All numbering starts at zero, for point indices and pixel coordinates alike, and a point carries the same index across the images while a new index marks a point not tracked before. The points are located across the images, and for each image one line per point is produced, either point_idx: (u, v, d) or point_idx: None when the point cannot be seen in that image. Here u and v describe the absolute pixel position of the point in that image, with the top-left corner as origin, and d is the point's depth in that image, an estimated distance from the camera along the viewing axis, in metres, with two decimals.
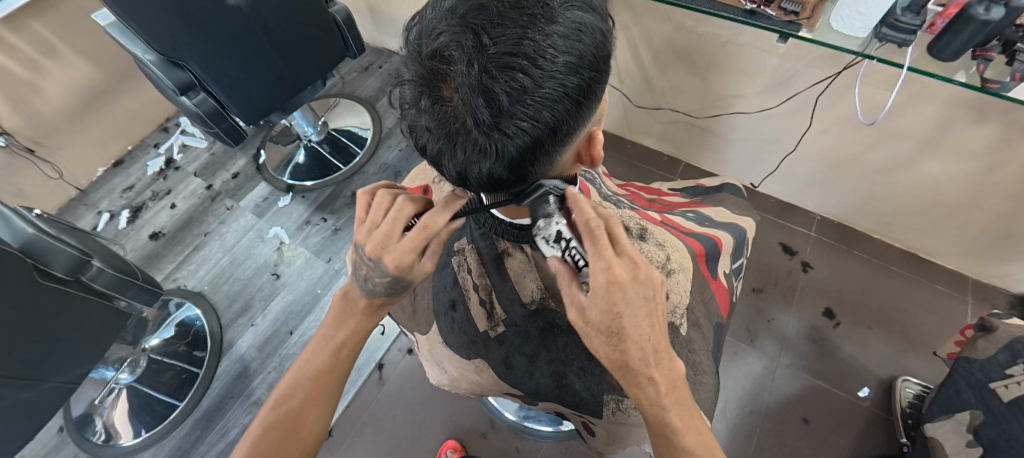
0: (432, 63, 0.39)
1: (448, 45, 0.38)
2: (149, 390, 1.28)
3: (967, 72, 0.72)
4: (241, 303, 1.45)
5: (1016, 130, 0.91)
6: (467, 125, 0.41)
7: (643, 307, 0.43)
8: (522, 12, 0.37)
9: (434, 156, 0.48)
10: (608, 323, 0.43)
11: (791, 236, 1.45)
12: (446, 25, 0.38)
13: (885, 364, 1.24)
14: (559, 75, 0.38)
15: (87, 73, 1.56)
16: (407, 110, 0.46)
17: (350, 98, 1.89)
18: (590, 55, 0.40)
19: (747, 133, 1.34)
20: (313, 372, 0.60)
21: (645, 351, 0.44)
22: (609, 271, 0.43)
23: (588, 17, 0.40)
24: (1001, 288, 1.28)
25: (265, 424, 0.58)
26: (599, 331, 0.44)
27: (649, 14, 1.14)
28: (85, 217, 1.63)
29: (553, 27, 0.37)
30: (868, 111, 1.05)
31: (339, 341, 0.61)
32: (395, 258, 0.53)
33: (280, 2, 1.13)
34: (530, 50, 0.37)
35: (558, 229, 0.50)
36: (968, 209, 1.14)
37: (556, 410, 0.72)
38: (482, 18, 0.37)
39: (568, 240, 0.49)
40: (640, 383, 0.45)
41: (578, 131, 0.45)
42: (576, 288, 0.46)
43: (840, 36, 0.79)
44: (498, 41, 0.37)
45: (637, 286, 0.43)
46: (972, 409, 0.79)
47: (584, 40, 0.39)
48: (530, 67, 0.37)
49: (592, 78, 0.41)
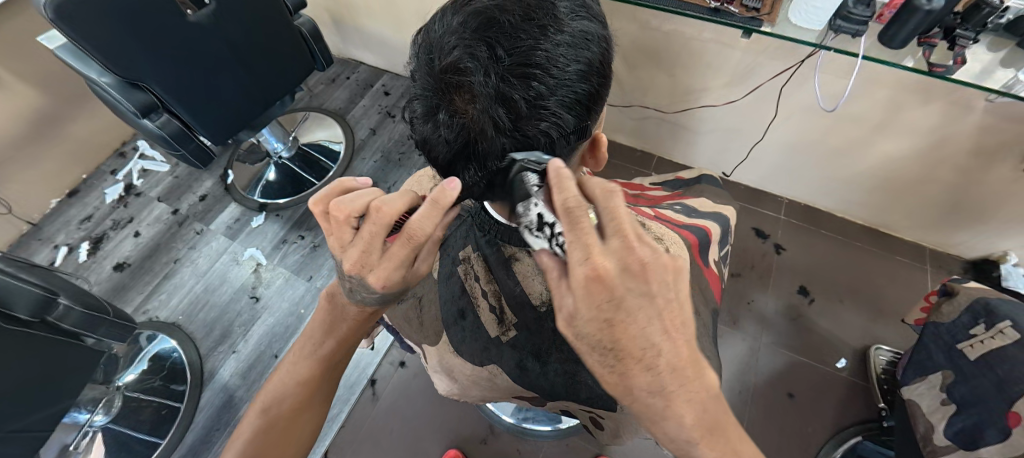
0: (445, 76, 0.40)
1: (462, 58, 0.39)
2: (127, 430, 1.21)
3: (914, 57, 0.78)
4: (221, 330, 1.39)
5: (958, 108, 0.99)
6: (486, 135, 0.41)
7: (650, 311, 0.36)
8: (533, 24, 0.39)
9: (447, 168, 0.48)
10: (598, 332, 0.36)
11: (763, 221, 1.51)
12: (457, 38, 0.39)
13: (858, 335, 1.31)
14: (571, 81, 0.40)
15: (34, 100, 1.47)
16: (417, 125, 0.46)
17: (319, 111, 1.85)
18: (597, 62, 0.42)
19: (716, 125, 1.39)
20: (302, 381, 0.60)
21: (648, 381, 0.36)
22: (589, 263, 0.35)
23: (592, 26, 0.42)
24: (956, 255, 1.38)
25: (255, 427, 0.59)
26: (590, 347, 0.37)
27: (617, 15, 1.17)
28: (40, 252, 1.52)
29: (561, 35, 0.39)
30: (827, 98, 1.11)
31: (326, 352, 0.60)
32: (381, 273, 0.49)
33: (242, 17, 1.09)
34: (544, 59, 0.38)
35: (537, 213, 0.39)
36: (922, 184, 1.23)
37: (564, 409, 0.73)
38: (494, 31, 0.39)
39: (551, 227, 0.39)
40: (654, 417, 0.38)
41: (587, 134, 0.47)
42: (563, 290, 0.38)
43: (797, 29, 0.84)
44: (513, 53, 0.38)
45: (625, 282, 0.35)
46: (944, 370, 0.85)
47: (591, 47, 0.41)
48: (544, 75, 0.39)
49: (599, 83, 0.43)
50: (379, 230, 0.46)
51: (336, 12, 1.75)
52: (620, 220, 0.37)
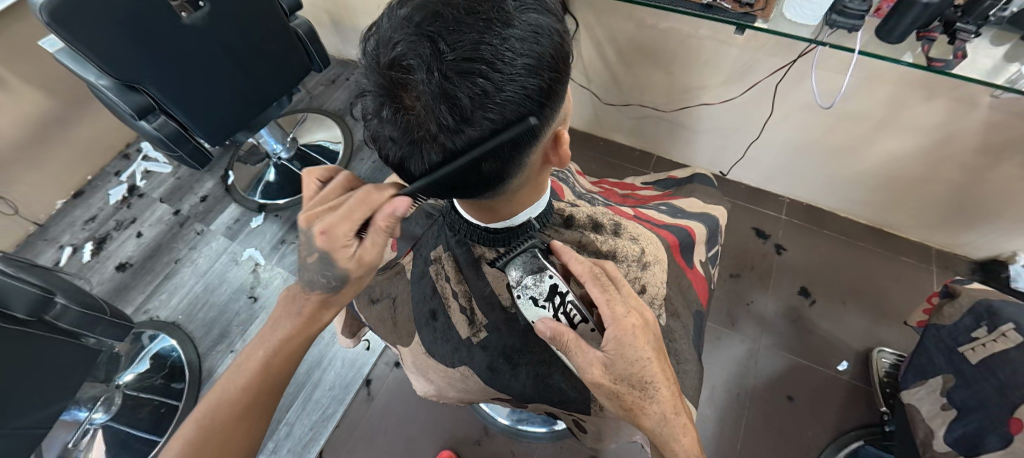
0: (391, 72, 0.39)
1: (405, 54, 0.38)
2: (126, 428, 1.22)
3: (914, 52, 0.76)
4: (219, 330, 1.40)
5: (962, 105, 0.96)
6: (432, 132, 0.41)
7: (657, 347, 0.51)
8: (478, 17, 0.38)
9: (402, 164, 0.48)
10: (636, 372, 0.49)
11: (763, 221, 1.49)
12: (401, 34, 0.39)
13: (861, 337, 1.28)
14: (519, 77, 0.39)
15: (40, 103, 1.49)
16: (370, 120, 0.46)
17: (318, 112, 1.86)
18: (549, 56, 0.41)
19: (714, 124, 1.37)
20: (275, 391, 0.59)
21: (663, 412, 0.50)
22: (631, 315, 0.50)
23: (543, 19, 0.41)
24: (962, 255, 1.35)
25: None
26: (630, 385, 0.49)
27: (612, 13, 1.16)
28: (45, 252, 1.55)
29: (508, 30, 0.38)
30: (824, 95, 1.09)
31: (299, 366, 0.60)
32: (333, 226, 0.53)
33: (238, 19, 1.10)
34: (488, 54, 0.37)
35: (552, 284, 0.54)
36: (925, 183, 1.20)
37: (546, 410, 0.72)
38: (437, 25, 0.38)
39: (563, 294, 0.53)
40: (677, 434, 0.52)
41: (544, 130, 0.46)
42: (590, 347, 0.49)
43: (792, 24, 0.82)
44: (456, 48, 0.37)
45: (647, 332, 0.50)
46: (944, 373, 0.83)
47: (541, 41, 0.40)
48: (489, 72, 0.38)
49: (552, 78, 0.42)
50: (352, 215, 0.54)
51: (335, 14, 1.76)
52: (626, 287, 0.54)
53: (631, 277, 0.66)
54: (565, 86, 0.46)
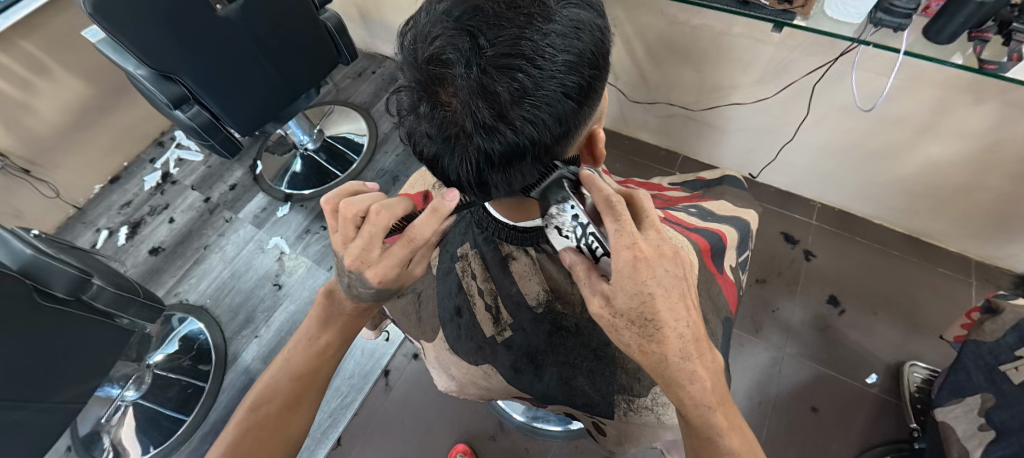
0: (429, 67, 0.39)
1: (444, 48, 0.38)
2: (155, 406, 1.27)
3: (963, 54, 0.72)
4: (244, 315, 1.44)
5: (1014, 110, 0.91)
6: (467, 129, 0.41)
7: (673, 285, 0.43)
8: (518, 12, 0.37)
9: (435, 160, 0.48)
10: (639, 308, 0.42)
11: (792, 226, 1.44)
12: (440, 28, 0.38)
13: (891, 350, 1.23)
14: (559, 74, 0.38)
15: (80, 91, 1.55)
16: (406, 116, 0.46)
17: (344, 104, 1.89)
18: (589, 52, 0.40)
19: (744, 124, 1.33)
20: (294, 373, 0.60)
21: (685, 344, 0.44)
22: (634, 247, 0.42)
23: (585, 14, 0.40)
24: (1005, 269, 1.28)
25: (243, 425, 0.58)
26: (630, 321, 0.44)
27: (643, 9, 1.14)
28: (84, 234, 1.62)
29: (550, 25, 0.38)
30: (864, 98, 1.05)
31: (323, 342, 0.61)
32: (379, 272, 0.52)
33: (269, 11, 1.12)
34: (528, 50, 0.37)
35: (575, 213, 0.46)
36: (969, 191, 1.14)
37: (566, 411, 0.72)
38: (477, 20, 0.37)
39: (586, 224, 0.46)
40: (685, 382, 0.45)
41: (580, 129, 0.45)
42: (597, 278, 0.45)
43: (834, 23, 0.79)
44: (495, 43, 0.37)
45: (663, 263, 0.43)
46: (983, 392, 0.79)
47: (582, 37, 0.39)
48: (529, 68, 0.37)
49: (593, 75, 0.41)
50: (378, 231, 0.49)
51: (363, 7, 1.78)
52: (651, 217, 0.46)
53: None
54: (604, 84, 0.45)
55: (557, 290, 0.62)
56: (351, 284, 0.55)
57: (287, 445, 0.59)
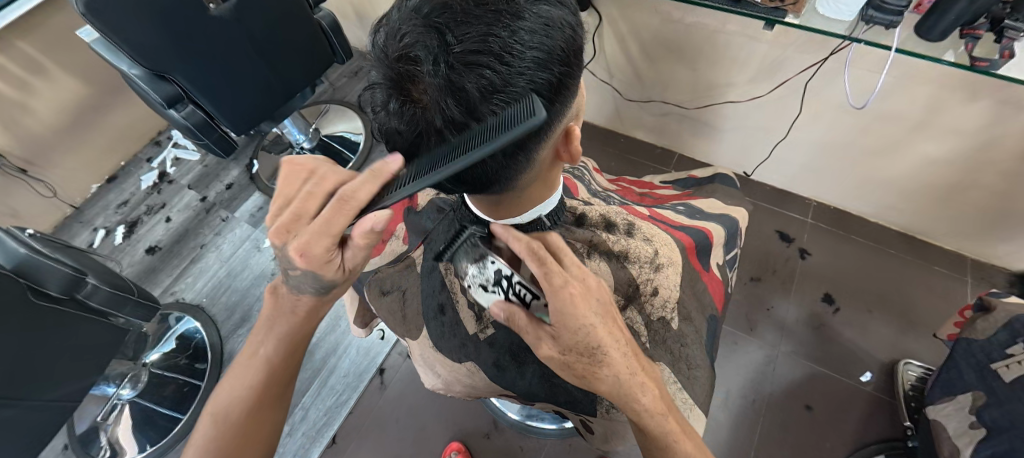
0: (400, 65, 0.39)
1: (413, 45, 0.38)
2: (151, 405, 1.27)
3: (955, 51, 0.72)
4: (240, 314, 1.45)
5: (1008, 107, 0.91)
6: (438, 126, 0.41)
7: (601, 313, 0.44)
8: (487, 9, 0.37)
9: (409, 157, 0.48)
10: (583, 341, 0.43)
11: (787, 224, 1.44)
12: (410, 25, 0.39)
13: (885, 349, 1.23)
14: (528, 70, 0.38)
15: (76, 91, 1.56)
16: (379, 113, 0.46)
17: (340, 103, 1.89)
18: (559, 49, 0.40)
19: (739, 122, 1.33)
20: (254, 377, 0.58)
21: (625, 359, 0.45)
22: (565, 284, 0.42)
23: (555, 10, 0.40)
24: (1000, 267, 1.28)
25: (209, 434, 0.56)
26: (575, 355, 0.44)
27: (636, 7, 1.13)
28: (81, 234, 1.63)
29: (519, 22, 0.38)
30: (857, 95, 1.05)
31: (276, 341, 0.59)
32: (302, 243, 0.44)
33: (262, 10, 1.12)
34: (497, 46, 0.37)
35: (495, 269, 0.49)
36: (963, 189, 1.14)
37: (554, 409, 0.72)
38: (446, 17, 0.37)
39: (507, 277, 0.47)
40: (636, 392, 0.46)
41: (554, 126, 0.46)
42: (538, 324, 0.45)
43: (825, 21, 0.79)
44: (463, 39, 0.37)
45: (593, 297, 0.44)
46: (974, 390, 0.79)
47: (552, 34, 0.39)
48: (497, 64, 0.37)
49: (564, 71, 0.41)
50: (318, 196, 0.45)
51: (359, 6, 1.78)
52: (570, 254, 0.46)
53: (644, 278, 0.65)
54: (578, 81, 0.45)
55: None
56: (290, 270, 0.50)
57: (265, 443, 0.59)
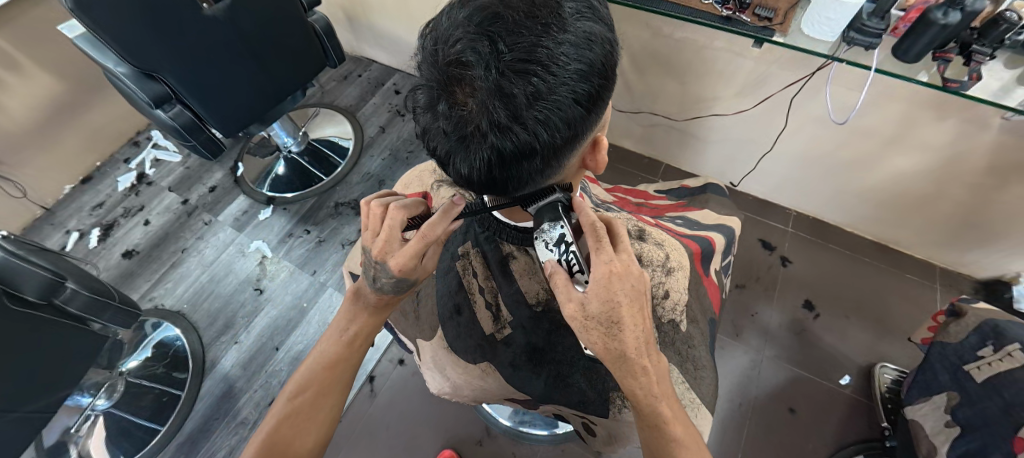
0: (448, 69, 0.40)
1: (464, 51, 0.39)
2: (127, 415, 1.22)
3: (929, 72, 0.77)
4: (223, 321, 1.40)
5: (972, 126, 0.97)
6: (482, 129, 0.42)
7: (634, 294, 0.47)
8: (536, 21, 0.39)
9: (446, 158, 0.48)
10: (607, 312, 0.46)
11: (770, 233, 1.50)
12: (462, 31, 0.39)
13: (863, 352, 1.29)
14: (571, 81, 0.40)
15: (51, 88, 1.50)
16: (420, 114, 0.47)
17: (330, 107, 1.87)
18: (599, 63, 0.42)
19: (724, 134, 1.38)
20: (326, 361, 0.61)
21: (641, 339, 0.48)
22: (610, 263, 0.46)
23: (597, 27, 0.41)
24: (966, 274, 1.36)
25: (281, 412, 0.58)
26: (597, 322, 0.47)
27: (628, 21, 1.17)
28: (52, 236, 1.55)
29: (565, 35, 0.39)
30: (838, 111, 1.10)
31: (351, 334, 0.62)
32: (399, 262, 0.55)
33: (256, 11, 1.10)
34: (544, 57, 0.38)
35: (559, 232, 0.51)
36: (933, 201, 1.21)
37: (556, 412, 0.73)
38: (498, 26, 0.39)
39: (569, 242, 0.51)
40: (635, 373, 0.48)
41: (586, 135, 0.47)
42: (572, 287, 0.48)
43: (810, 40, 0.83)
44: (513, 49, 0.38)
45: (631, 279, 0.47)
46: (948, 391, 0.84)
47: (594, 48, 0.41)
48: (544, 74, 0.38)
49: (601, 84, 0.43)
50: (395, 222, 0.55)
51: (350, 10, 1.77)
52: (624, 241, 0.49)
53: (657, 281, 0.66)
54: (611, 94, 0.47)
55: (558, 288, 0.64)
56: (374, 276, 0.58)
57: (322, 430, 0.59)
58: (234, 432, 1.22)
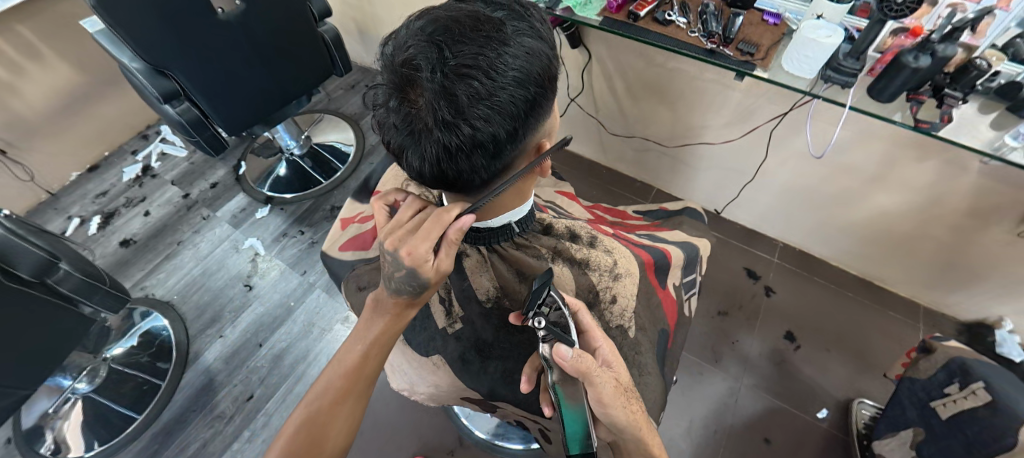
0: (402, 70, 0.44)
1: (415, 55, 0.43)
2: (105, 401, 1.24)
3: (903, 112, 0.80)
4: (210, 314, 1.42)
5: (952, 168, 1.00)
6: (429, 124, 0.46)
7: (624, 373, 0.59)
8: (480, 34, 0.43)
9: (400, 152, 0.52)
10: (627, 383, 0.57)
11: (755, 262, 1.51)
12: (415, 40, 0.44)
13: (842, 386, 1.29)
14: (509, 87, 0.44)
15: (69, 77, 1.56)
16: (378, 112, 0.51)
17: (334, 114, 1.93)
18: (537, 74, 0.46)
19: (712, 162, 1.42)
20: (345, 369, 0.53)
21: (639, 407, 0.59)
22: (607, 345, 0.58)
23: (537, 43, 0.46)
24: (950, 316, 1.37)
25: (297, 422, 0.50)
26: (629, 396, 0.55)
27: (622, 49, 1.22)
28: (54, 221, 1.59)
29: (504, 47, 0.44)
30: (817, 145, 1.14)
31: (370, 340, 0.55)
32: (410, 245, 0.52)
33: (270, 19, 1.16)
34: (485, 64, 0.43)
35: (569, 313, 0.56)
36: (916, 239, 1.22)
37: (515, 419, 0.80)
38: (446, 36, 0.43)
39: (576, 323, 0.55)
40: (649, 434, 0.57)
41: (529, 138, 0.51)
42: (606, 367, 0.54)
43: (791, 77, 0.86)
44: (458, 56, 0.43)
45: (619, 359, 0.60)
46: (916, 427, 0.84)
47: (533, 61, 0.45)
48: (484, 77, 0.43)
49: (540, 93, 0.47)
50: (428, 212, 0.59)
51: (362, 23, 1.84)
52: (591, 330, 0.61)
53: (604, 286, 0.70)
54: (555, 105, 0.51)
55: (507, 287, 0.68)
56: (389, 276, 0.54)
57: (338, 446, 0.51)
58: (209, 426, 1.23)
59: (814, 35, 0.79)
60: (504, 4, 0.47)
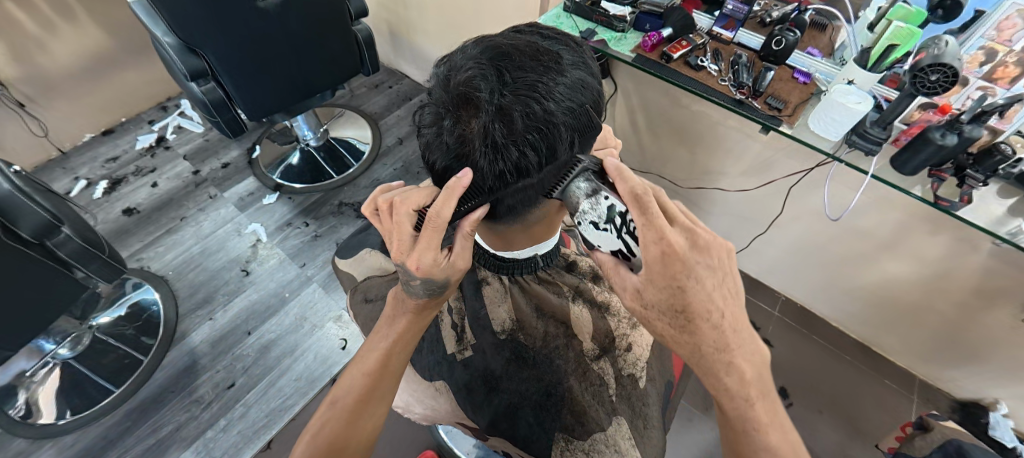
0: (458, 90, 0.44)
1: (474, 77, 0.44)
2: (85, 369, 1.22)
3: (923, 187, 0.80)
4: (203, 295, 1.40)
5: (964, 245, 1.00)
6: (481, 146, 0.45)
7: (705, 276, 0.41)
8: (539, 62, 0.44)
9: (443, 171, 0.52)
10: (670, 299, 0.42)
11: (755, 313, 1.50)
12: (473, 62, 0.45)
13: (831, 451, 1.27)
14: (563, 114, 0.45)
15: (98, 41, 1.57)
16: (424, 129, 0.50)
17: (355, 110, 1.94)
18: (588, 105, 0.47)
19: (725, 208, 1.42)
20: (367, 367, 0.56)
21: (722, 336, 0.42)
22: (663, 242, 0.41)
23: (589, 76, 0.48)
24: (945, 391, 1.35)
25: (322, 420, 0.52)
26: (661, 312, 0.43)
27: (649, 86, 1.23)
28: (60, 180, 1.59)
29: (562, 77, 0.44)
30: (832, 207, 1.14)
31: (391, 340, 0.59)
32: (416, 259, 0.54)
33: (307, 13, 1.17)
34: (542, 90, 0.43)
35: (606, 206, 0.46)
36: (920, 311, 1.22)
37: (502, 449, 0.75)
38: (506, 61, 0.44)
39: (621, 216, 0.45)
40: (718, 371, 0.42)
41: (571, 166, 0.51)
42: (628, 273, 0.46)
43: (816, 137, 0.86)
44: (517, 81, 0.43)
45: (696, 256, 0.41)
46: None
47: (585, 92, 0.46)
48: (541, 104, 0.44)
49: (588, 123, 0.48)
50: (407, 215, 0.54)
51: (394, 26, 1.87)
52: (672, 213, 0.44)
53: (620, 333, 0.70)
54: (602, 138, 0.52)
55: (523, 321, 0.69)
56: (405, 279, 0.57)
57: (362, 443, 0.53)
58: (186, 409, 1.19)
59: (842, 99, 0.79)
60: (559, 39, 0.49)
